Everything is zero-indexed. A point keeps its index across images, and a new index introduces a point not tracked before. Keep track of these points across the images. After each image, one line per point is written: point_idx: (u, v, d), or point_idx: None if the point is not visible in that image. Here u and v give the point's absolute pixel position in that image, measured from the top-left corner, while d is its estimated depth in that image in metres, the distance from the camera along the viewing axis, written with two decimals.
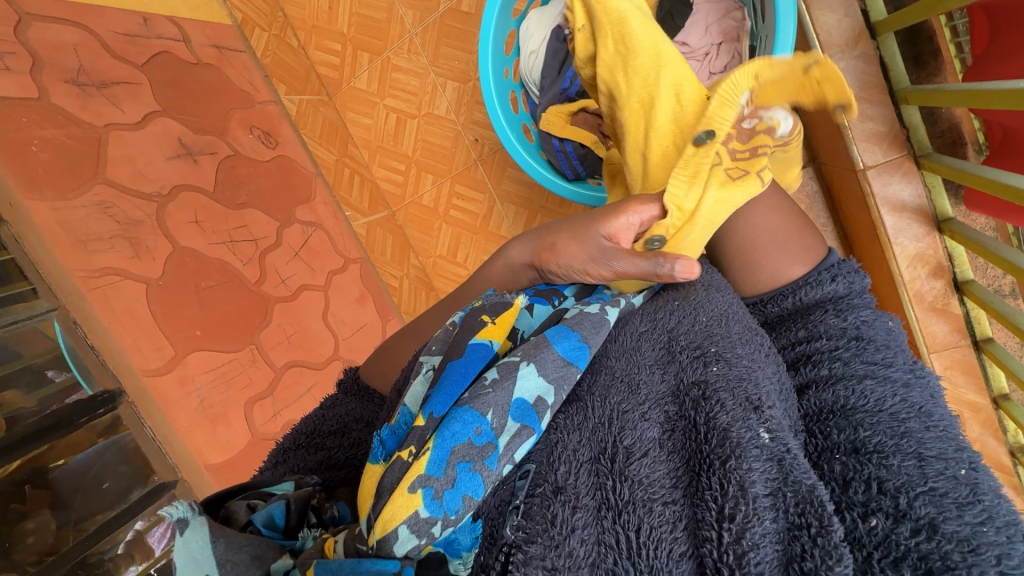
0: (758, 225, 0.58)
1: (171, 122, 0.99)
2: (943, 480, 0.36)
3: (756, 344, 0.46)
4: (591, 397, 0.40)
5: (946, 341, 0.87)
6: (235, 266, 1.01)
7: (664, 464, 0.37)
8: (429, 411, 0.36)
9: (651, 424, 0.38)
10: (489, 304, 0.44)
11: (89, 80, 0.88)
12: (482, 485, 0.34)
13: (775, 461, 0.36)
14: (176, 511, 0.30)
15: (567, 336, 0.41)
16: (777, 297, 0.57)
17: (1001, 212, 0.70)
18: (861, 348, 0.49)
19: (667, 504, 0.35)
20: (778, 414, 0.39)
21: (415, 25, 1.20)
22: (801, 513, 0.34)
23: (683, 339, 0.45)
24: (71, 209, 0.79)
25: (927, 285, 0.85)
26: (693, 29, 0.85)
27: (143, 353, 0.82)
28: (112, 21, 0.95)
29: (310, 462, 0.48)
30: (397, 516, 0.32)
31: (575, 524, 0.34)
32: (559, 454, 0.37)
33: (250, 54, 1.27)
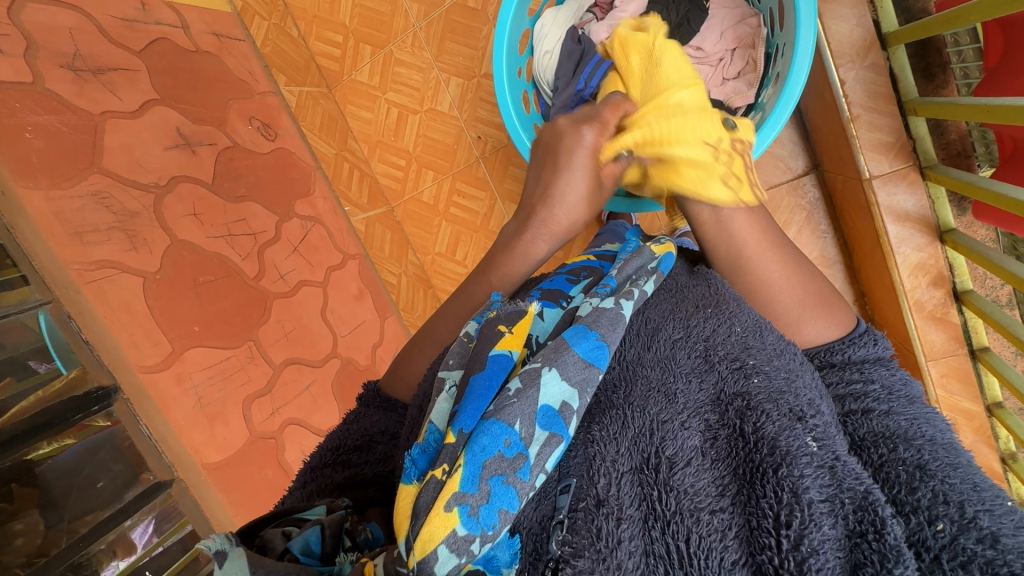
0: (796, 277, 0.57)
1: (169, 111, 0.96)
2: (998, 504, 0.36)
3: (790, 356, 0.46)
4: (627, 403, 0.40)
5: (943, 349, 0.88)
6: (233, 261, 0.99)
7: (709, 473, 0.37)
8: (458, 427, 0.36)
9: (692, 433, 0.39)
10: (503, 313, 0.44)
11: (85, 65, 0.85)
12: (517, 498, 0.33)
13: (827, 468, 0.36)
14: (214, 543, 0.31)
15: (585, 336, 0.40)
16: (819, 353, 0.55)
17: (1007, 224, 0.71)
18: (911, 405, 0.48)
19: (717, 512, 0.35)
20: (822, 423, 0.40)
21: (419, 19, 1.18)
22: (859, 519, 0.34)
23: (719, 347, 0.45)
24: (66, 199, 0.77)
25: (927, 294, 0.87)
26: (708, 34, 0.84)
27: (141, 350, 0.80)
28: (109, 5, 0.92)
29: (337, 480, 0.47)
30: (436, 536, 0.31)
31: (622, 536, 0.34)
32: (599, 467, 0.37)
33: (249, 43, 1.24)
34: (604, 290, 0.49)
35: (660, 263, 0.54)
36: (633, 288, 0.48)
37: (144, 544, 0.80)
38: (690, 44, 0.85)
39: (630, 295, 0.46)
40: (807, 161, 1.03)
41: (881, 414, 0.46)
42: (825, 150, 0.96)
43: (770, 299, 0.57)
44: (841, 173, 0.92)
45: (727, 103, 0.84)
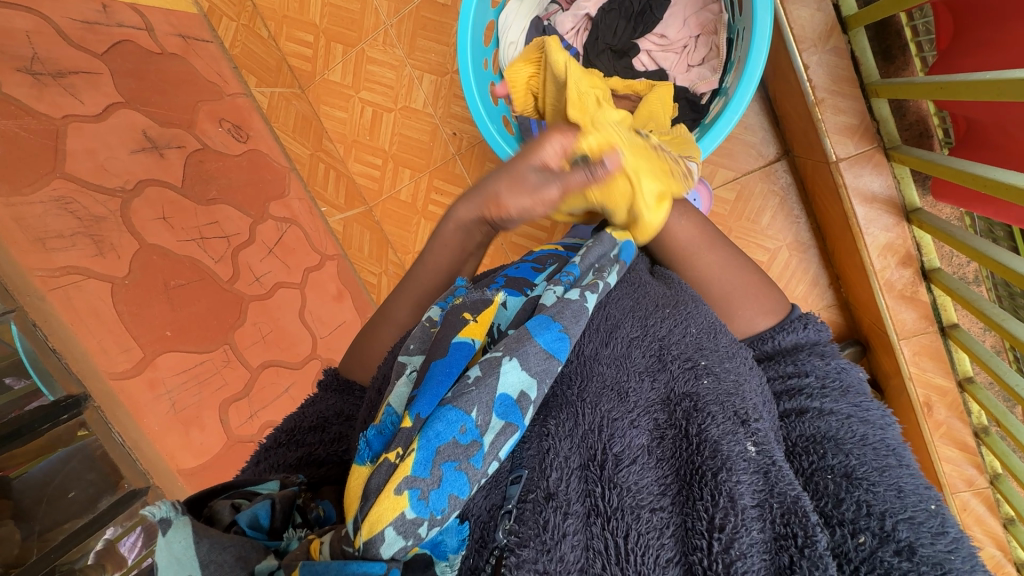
0: (738, 270, 0.59)
1: (135, 114, 0.94)
2: (920, 510, 0.39)
3: (741, 360, 0.48)
4: (579, 400, 0.40)
5: (915, 327, 0.90)
6: (206, 264, 0.97)
7: (654, 471, 0.38)
8: (415, 412, 0.35)
9: (639, 431, 0.39)
10: (469, 302, 0.43)
11: (44, 69, 0.83)
12: (468, 484, 0.33)
13: (761, 474, 0.38)
14: (159, 511, 0.30)
15: (547, 328, 0.40)
16: (754, 340, 0.59)
17: (967, 202, 0.72)
18: (842, 397, 0.50)
19: (657, 510, 0.36)
20: (762, 427, 0.42)
21: (389, 16, 1.17)
22: (786, 523, 0.36)
23: (673, 348, 0.45)
24: (27, 205, 0.75)
25: (896, 274, 0.88)
26: (672, 21, 0.85)
27: (110, 356, 0.79)
28: (69, 8, 0.90)
29: (290, 459, 0.47)
30: (384, 518, 0.31)
31: (567, 529, 0.34)
32: (550, 461, 0.37)
33: (217, 44, 1.22)
34: (567, 278, 0.48)
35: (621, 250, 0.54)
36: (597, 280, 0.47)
37: (134, 557, 0.78)
38: (654, 32, 0.86)
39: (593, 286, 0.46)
40: (777, 148, 1.04)
41: (816, 412, 0.48)
42: (794, 135, 0.98)
43: (706, 287, 0.60)
44: (810, 157, 0.94)
45: (692, 89, 0.84)
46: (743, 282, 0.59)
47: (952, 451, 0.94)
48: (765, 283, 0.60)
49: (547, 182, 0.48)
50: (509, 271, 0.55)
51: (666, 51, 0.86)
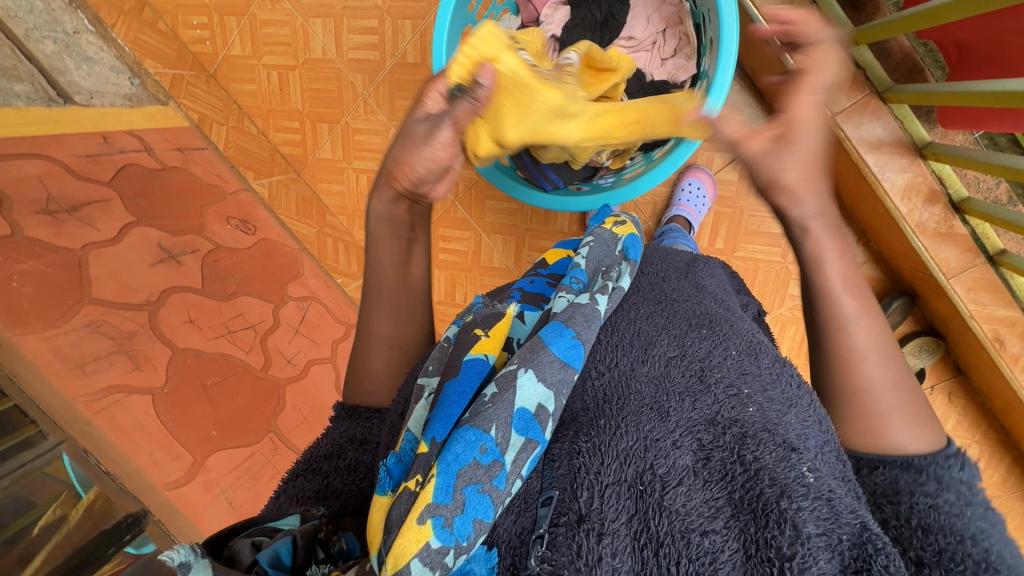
0: (893, 357, 0.47)
1: (148, 229, 0.98)
2: None
3: (786, 383, 0.46)
4: (621, 417, 0.38)
5: (961, 264, 0.86)
6: (238, 357, 0.98)
7: (702, 493, 0.36)
8: (430, 437, 0.36)
9: (683, 452, 0.37)
10: (480, 318, 0.45)
11: (59, 206, 0.87)
12: (492, 507, 0.32)
13: (824, 501, 0.36)
14: (179, 556, 0.31)
15: (559, 335, 0.40)
16: (896, 462, 0.45)
17: (982, 121, 0.71)
18: (980, 511, 0.42)
19: (709, 533, 0.34)
20: (812, 454, 0.39)
21: (365, 86, 1.22)
22: (856, 557, 0.35)
23: (715, 370, 0.44)
24: (62, 335, 0.77)
25: (926, 214, 0.85)
26: (636, 22, 0.85)
27: (162, 467, 0.80)
28: (73, 146, 0.97)
29: (311, 489, 0.47)
30: (408, 550, 0.30)
31: (603, 552, 0.32)
32: (582, 480, 0.35)
33: (212, 149, 1.30)
34: (576, 283, 0.48)
35: (627, 249, 0.57)
36: (607, 283, 0.48)
37: None
38: (621, 36, 0.86)
39: (604, 291, 0.47)
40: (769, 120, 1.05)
41: (948, 511, 0.41)
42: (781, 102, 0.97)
43: (858, 365, 0.46)
44: None
45: (672, 80, 0.84)
46: (892, 382, 0.46)
47: None
48: (914, 393, 0.47)
49: (436, 125, 0.45)
50: (524, 284, 0.55)
51: (637, 52, 0.86)
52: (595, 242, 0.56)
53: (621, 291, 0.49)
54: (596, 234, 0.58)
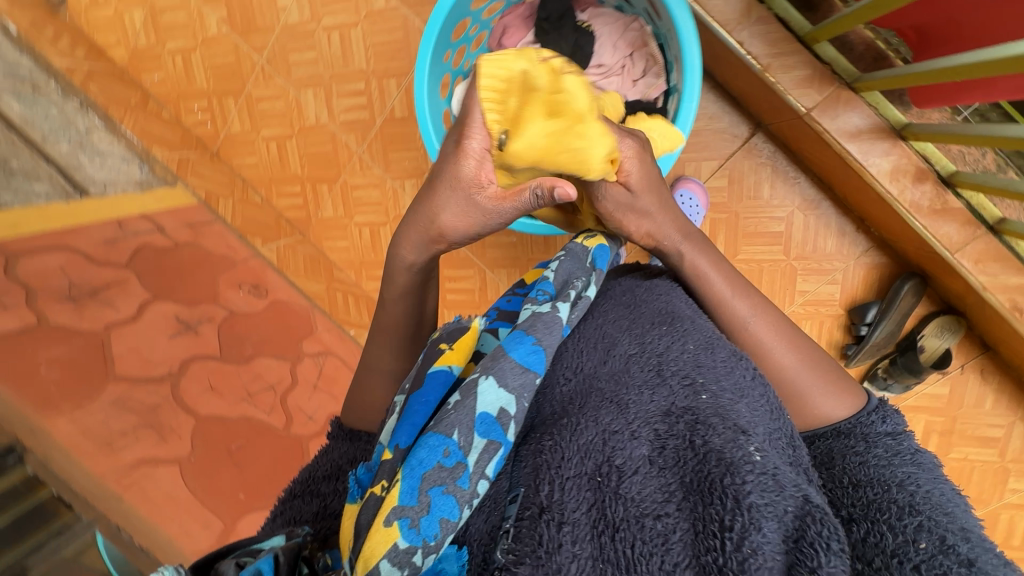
0: (792, 340, 0.58)
1: (165, 304, 1.03)
2: (972, 546, 0.41)
3: (739, 375, 0.48)
4: (582, 415, 0.42)
5: (962, 238, 0.86)
6: (260, 418, 1.00)
7: (656, 480, 0.39)
8: (395, 445, 0.40)
9: (641, 442, 0.40)
10: (446, 332, 0.48)
11: (81, 290, 0.96)
12: (457, 507, 0.36)
13: (769, 476, 0.38)
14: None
15: (521, 341, 0.43)
16: (829, 430, 0.54)
17: (950, 96, 0.73)
18: (904, 462, 0.48)
19: (662, 517, 0.37)
20: (762, 438, 0.43)
21: (359, 144, 1.29)
22: (800, 527, 0.37)
23: (671, 365, 0.47)
24: (89, 415, 0.87)
25: (917, 193, 0.85)
26: (603, 49, 0.83)
27: (194, 536, 0.86)
28: (91, 234, 1.03)
29: (307, 511, 0.46)
30: (377, 551, 0.34)
31: (563, 540, 0.35)
32: (544, 475, 0.38)
33: (221, 222, 1.39)
34: (544, 294, 0.50)
35: (596, 260, 0.59)
36: (572, 291, 0.51)
37: None
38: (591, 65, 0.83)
39: (567, 299, 0.50)
40: (749, 123, 1.07)
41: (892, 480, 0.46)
42: (757, 105, 1.00)
43: (768, 355, 0.58)
44: (782, 118, 0.95)
45: (646, 99, 0.83)
46: (795, 361, 0.57)
47: None
48: (816, 362, 0.58)
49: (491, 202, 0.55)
50: (501, 302, 0.57)
51: (609, 78, 0.83)
52: (566, 256, 0.56)
53: (586, 300, 0.52)
54: (568, 248, 0.58)
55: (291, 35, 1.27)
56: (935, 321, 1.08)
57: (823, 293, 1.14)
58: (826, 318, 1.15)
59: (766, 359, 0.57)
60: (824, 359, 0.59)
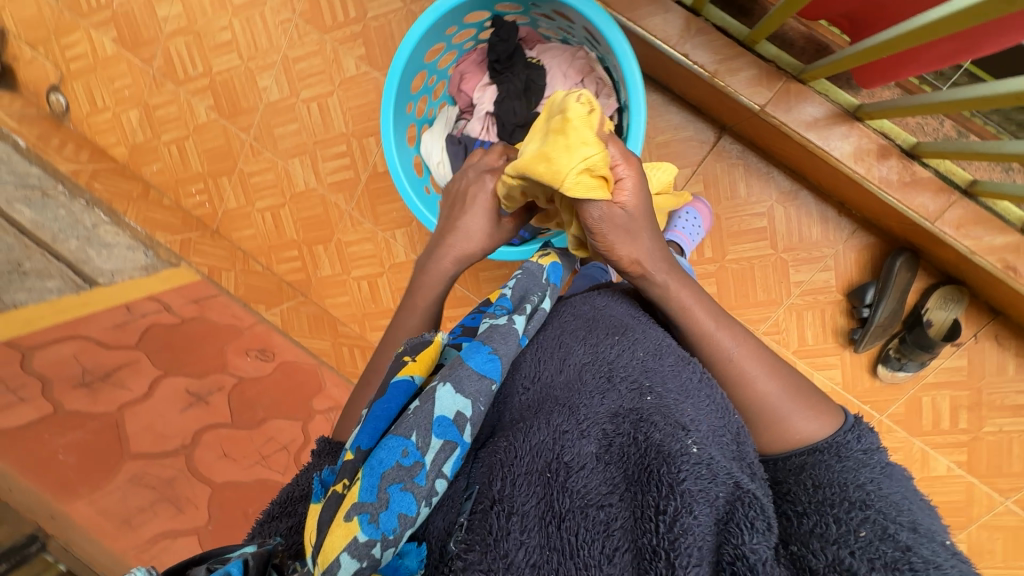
0: (772, 370, 0.59)
1: (176, 378, 1.07)
2: (915, 536, 0.44)
3: (687, 377, 0.54)
4: (537, 420, 0.47)
5: (939, 206, 0.86)
6: (274, 479, 1.01)
7: (601, 475, 0.44)
8: (356, 446, 0.45)
9: (589, 441, 0.45)
10: (410, 347, 0.54)
11: (93, 375, 1.00)
12: (413, 501, 0.41)
13: (704, 467, 0.43)
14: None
15: (478, 351, 0.49)
16: (805, 452, 0.54)
17: (891, 72, 0.76)
18: (863, 466, 0.51)
19: (604, 507, 0.42)
20: (704, 434, 0.47)
21: (348, 202, 1.34)
22: (730, 509, 0.42)
23: (622, 371, 0.52)
24: (107, 495, 0.89)
25: (886, 169, 0.87)
26: (554, 80, 0.84)
27: None
28: (101, 321, 1.09)
29: (281, 527, 0.49)
30: (337, 545, 0.39)
31: (511, 528, 0.41)
32: (497, 472, 0.44)
33: (225, 293, 1.43)
34: (501, 309, 0.57)
35: (549, 275, 0.65)
36: (528, 306, 0.58)
37: None
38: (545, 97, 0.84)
39: (523, 312, 0.57)
40: (713, 128, 1.10)
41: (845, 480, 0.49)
42: (716, 110, 1.04)
43: (748, 384, 0.58)
44: (741, 117, 0.98)
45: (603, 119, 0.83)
46: (777, 390, 0.58)
47: None
48: (798, 388, 0.58)
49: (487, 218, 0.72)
50: (466, 318, 0.63)
51: None
52: (521, 274, 0.63)
53: (542, 312, 0.60)
54: (524, 268, 0.65)
55: (273, 111, 1.36)
56: (935, 293, 1.07)
57: (818, 281, 1.14)
58: (826, 305, 1.15)
59: (748, 388, 0.58)
60: (806, 385, 0.59)
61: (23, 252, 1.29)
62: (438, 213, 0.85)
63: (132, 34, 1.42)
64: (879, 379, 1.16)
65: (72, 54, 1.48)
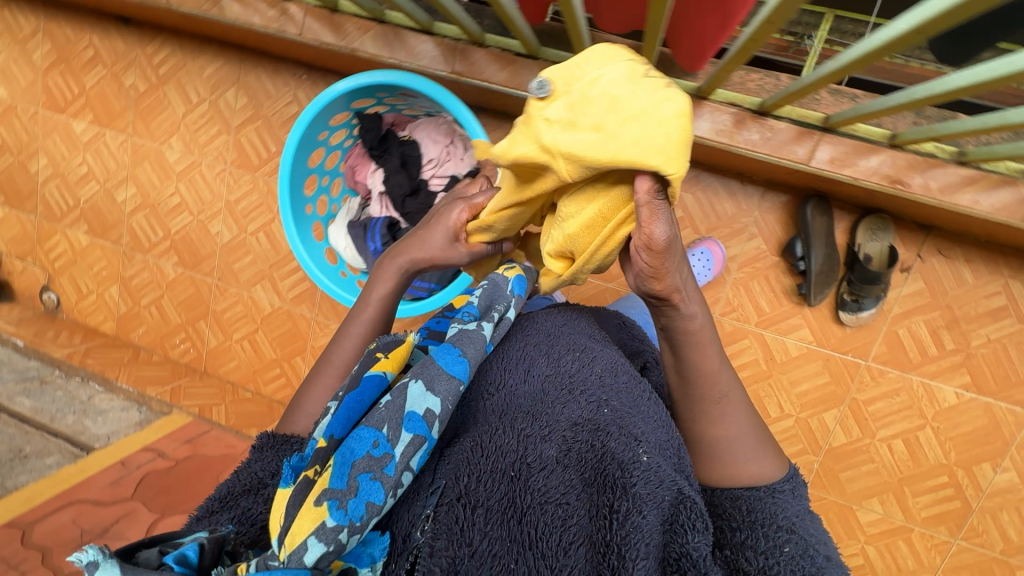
0: (751, 422, 0.59)
1: (170, 517, 1.22)
2: (822, 562, 0.51)
3: (639, 392, 0.57)
4: (502, 424, 0.50)
5: (807, 149, 0.91)
6: None
7: (560, 477, 0.47)
8: (329, 434, 0.46)
9: (550, 444, 0.49)
10: (382, 344, 0.54)
11: (91, 533, 1.18)
12: (382, 491, 0.44)
13: (654, 475, 0.47)
14: (86, 556, 0.37)
15: (448, 353, 0.52)
16: (741, 491, 0.57)
17: (700, 47, 0.79)
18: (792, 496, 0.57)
19: (563, 505, 0.46)
20: (654, 444, 0.51)
21: (312, 310, 1.44)
22: (677, 514, 0.46)
23: (581, 382, 0.55)
24: None
25: (747, 134, 0.93)
26: (426, 146, 0.94)
27: None
28: (97, 482, 1.27)
29: (224, 518, 0.51)
30: (306, 529, 0.42)
31: (475, 519, 0.45)
32: (461, 470, 0.47)
33: (217, 427, 1.45)
34: (468, 315, 0.60)
35: (514, 287, 0.66)
36: (495, 314, 0.61)
37: None
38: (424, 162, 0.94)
39: (491, 320, 0.59)
40: None
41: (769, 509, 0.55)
42: None
43: (717, 426, 0.59)
44: None
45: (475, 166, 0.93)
46: (745, 436, 0.59)
47: (956, 189, 0.87)
48: (765, 438, 0.60)
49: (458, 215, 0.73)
50: (429, 324, 0.66)
51: (440, 167, 0.94)
52: (486, 286, 0.65)
53: (507, 322, 0.61)
54: (490, 280, 0.66)
55: (229, 251, 1.50)
56: (861, 227, 1.09)
57: (751, 250, 1.16)
58: (768, 271, 1.16)
59: (721, 426, 0.59)
60: (767, 435, 0.61)
61: (23, 438, 1.41)
62: (355, 290, 0.91)
63: (100, 223, 1.61)
64: (847, 326, 1.15)
65: (54, 255, 1.67)
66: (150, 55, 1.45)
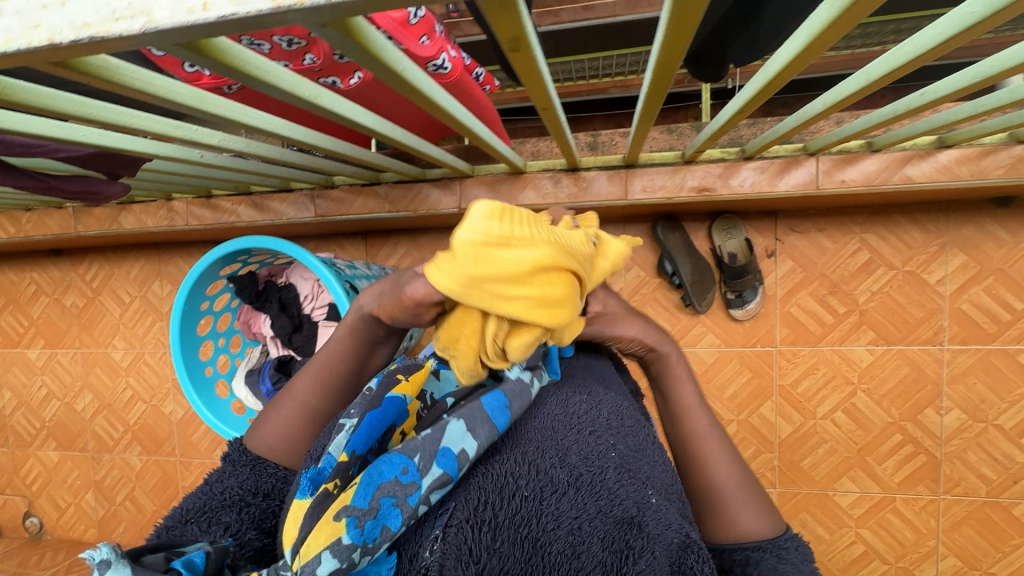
0: (738, 464, 0.55)
1: None
2: None
3: (642, 438, 0.53)
4: (513, 452, 0.45)
5: (618, 186, 1.04)
6: None
7: (576, 504, 0.41)
8: (351, 449, 0.41)
9: (565, 471, 0.44)
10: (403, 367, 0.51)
11: None
12: (401, 518, 0.39)
13: (665, 519, 0.42)
14: (99, 554, 0.38)
15: (495, 398, 0.47)
16: (745, 549, 0.51)
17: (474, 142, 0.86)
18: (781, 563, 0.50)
19: (579, 531, 0.40)
20: (661, 490, 0.46)
21: None
22: (685, 561, 0.40)
23: (592, 424, 0.51)
24: None
25: (566, 188, 1.05)
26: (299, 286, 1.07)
27: None
28: None
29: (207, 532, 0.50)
30: (320, 543, 0.36)
31: (487, 539, 0.39)
32: (475, 495, 0.42)
33: None
34: None
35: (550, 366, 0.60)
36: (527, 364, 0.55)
37: None
38: (301, 300, 1.06)
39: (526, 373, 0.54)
40: None
41: None
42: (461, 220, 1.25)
43: (708, 467, 0.55)
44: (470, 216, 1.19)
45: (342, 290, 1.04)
46: (734, 477, 0.54)
47: (755, 180, 0.98)
48: (760, 489, 0.55)
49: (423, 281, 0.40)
50: None
51: (315, 300, 1.05)
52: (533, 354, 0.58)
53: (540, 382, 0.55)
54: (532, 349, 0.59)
55: (184, 425, 1.57)
56: (714, 230, 1.19)
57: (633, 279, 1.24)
58: (655, 293, 1.23)
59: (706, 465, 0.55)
60: (761, 488, 0.55)
61: None
62: None
63: (65, 436, 1.69)
64: (743, 320, 1.20)
65: (30, 478, 1.74)
66: (83, 274, 1.62)
